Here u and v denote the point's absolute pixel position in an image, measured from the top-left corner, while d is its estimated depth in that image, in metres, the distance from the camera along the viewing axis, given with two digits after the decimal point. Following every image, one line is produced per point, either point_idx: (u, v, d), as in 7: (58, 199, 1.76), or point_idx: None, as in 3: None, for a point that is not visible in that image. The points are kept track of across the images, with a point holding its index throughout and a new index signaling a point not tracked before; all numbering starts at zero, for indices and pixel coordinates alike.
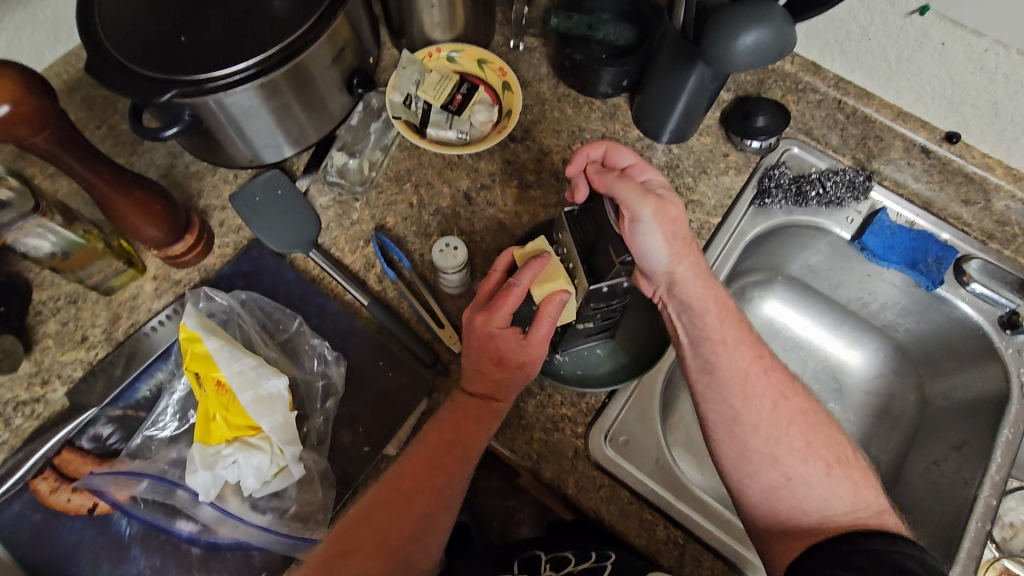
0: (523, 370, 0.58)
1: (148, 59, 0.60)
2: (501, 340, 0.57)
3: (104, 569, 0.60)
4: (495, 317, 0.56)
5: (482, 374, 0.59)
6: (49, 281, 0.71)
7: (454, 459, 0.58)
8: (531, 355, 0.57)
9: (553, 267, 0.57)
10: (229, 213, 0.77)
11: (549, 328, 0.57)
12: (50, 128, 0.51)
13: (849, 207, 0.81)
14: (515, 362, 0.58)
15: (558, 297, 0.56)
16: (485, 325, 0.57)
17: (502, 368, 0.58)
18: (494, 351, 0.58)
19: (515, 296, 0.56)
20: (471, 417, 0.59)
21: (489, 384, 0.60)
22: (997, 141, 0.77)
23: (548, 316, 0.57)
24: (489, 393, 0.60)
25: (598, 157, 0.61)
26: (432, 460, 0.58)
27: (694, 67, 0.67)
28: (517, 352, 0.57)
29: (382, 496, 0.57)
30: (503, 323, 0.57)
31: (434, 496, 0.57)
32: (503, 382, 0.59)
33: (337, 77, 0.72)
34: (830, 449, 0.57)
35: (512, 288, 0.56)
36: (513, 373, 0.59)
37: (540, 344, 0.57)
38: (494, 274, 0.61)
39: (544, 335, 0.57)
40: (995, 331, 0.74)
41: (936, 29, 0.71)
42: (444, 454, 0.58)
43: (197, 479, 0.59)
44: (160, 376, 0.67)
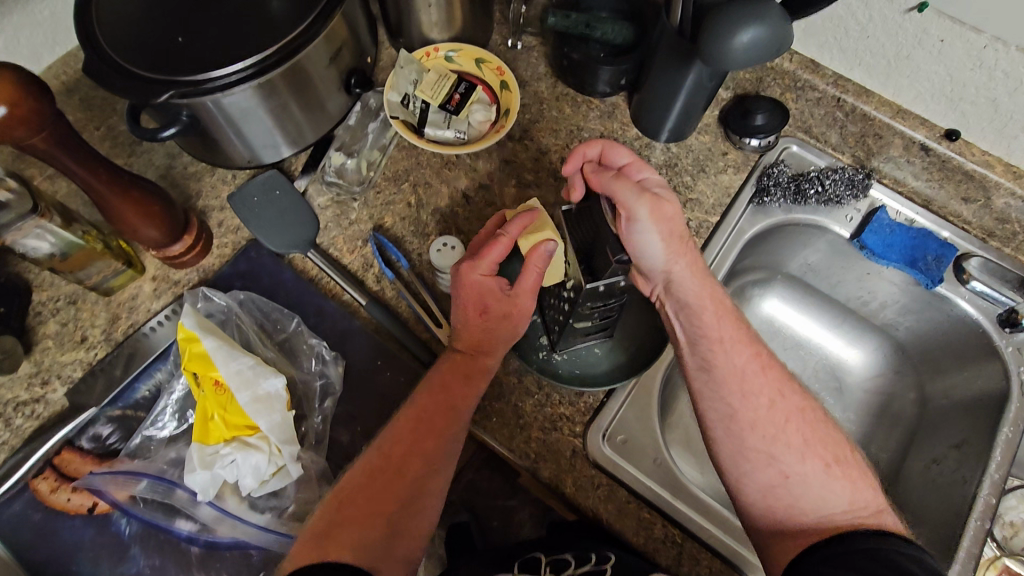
0: (508, 321, 0.60)
1: (146, 59, 0.60)
2: (486, 288, 0.59)
3: (104, 568, 0.61)
4: (478, 265, 0.59)
5: (468, 327, 0.61)
6: (48, 282, 0.72)
7: (443, 423, 0.59)
8: (518, 305, 0.59)
9: (542, 220, 0.59)
10: (228, 213, 0.77)
11: (536, 278, 0.58)
12: (48, 128, 0.51)
13: (849, 205, 0.80)
14: (502, 312, 0.60)
15: (543, 246, 0.56)
16: (470, 274, 0.59)
17: (487, 317, 0.60)
18: (479, 300, 0.60)
19: (499, 245, 0.58)
20: (461, 374, 0.60)
21: (477, 337, 0.61)
22: (997, 138, 0.77)
23: (534, 268, 0.57)
24: (479, 348, 0.61)
25: (594, 155, 0.61)
26: (420, 432, 0.58)
27: (691, 65, 0.67)
28: (504, 301, 0.59)
29: (370, 472, 0.56)
30: (487, 271, 0.59)
31: (425, 462, 0.58)
32: (492, 335, 0.60)
33: (335, 77, 0.72)
34: (828, 448, 0.57)
35: (500, 239, 0.58)
36: (500, 324, 0.60)
37: (526, 294, 0.59)
38: (487, 231, 0.64)
39: (531, 285, 0.59)
40: (995, 329, 0.74)
41: (935, 26, 0.70)
42: (432, 419, 0.58)
43: (195, 478, 0.59)
44: (159, 376, 0.67)
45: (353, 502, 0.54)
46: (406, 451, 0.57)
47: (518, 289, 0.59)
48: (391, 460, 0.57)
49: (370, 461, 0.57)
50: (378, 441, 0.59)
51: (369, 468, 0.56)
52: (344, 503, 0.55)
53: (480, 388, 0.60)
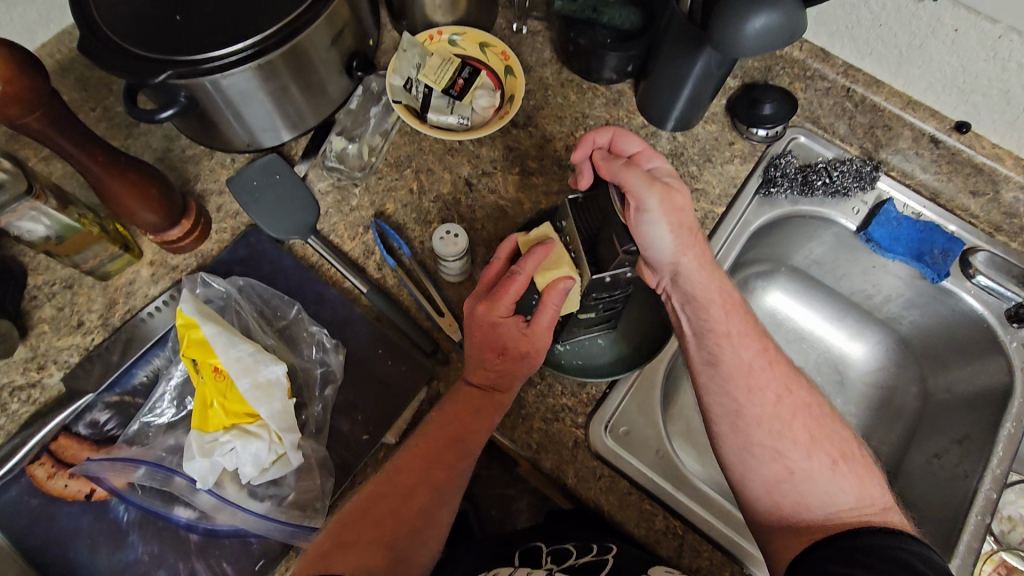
0: (526, 359, 0.59)
1: (142, 38, 0.58)
2: (503, 329, 0.57)
3: (102, 555, 0.60)
4: (497, 305, 0.56)
5: (483, 365, 0.59)
6: (44, 266, 0.71)
7: (450, 454, 0.58)
8: (535, 344, 0.58)
9: (556, 255, 0.56)
10: (227, 197, 0.76)
11: (553, 315, 0.57)
12: (42, 107, 0.50)
13: (856, 198, 0.79)
14: (519, 351, 0.58)
15: (561, 285, 0.54)
16: (486, 315, 0.57)
17: (504, 359, 0.58)
18: (497, 341, 0.58)
19: (517, 284, 0.55)
20: (473, 409, 0.59)
21: (492, 375, 0.60)
22: (1008, 131, 0.76)
23: (551, 306, 0.56)
24: (494, 385, 0.60)
25: (604, 143, 0.60)
26: (426, 454, 0.58)
27: (701, 52, 0.66)
28: (520, 338, 0.57)
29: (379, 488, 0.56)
30: (505, 312, 0.56)
31: (432, 492, 0.57)
32: (507, 373, 0.59)
33: (336, 59, 0.71)
34: (835, 444, 0.56)
35: (515, 277, 0.55)
36: (515, 363, 0.59)
37: (542, 332, 0.57)
38: (498, 261, 0.61)
39: (547, 322, 0.57)
40: (1000, 324, 0.74)
41: (949, 15, 0.69)
42: (440, 451, 0.58)
43: (194, 466, 0.58)
44: (156, 363, 0.66)
45: (359, 524, 0.54)
46: (415, 478, 0.57)
47: (534, 327, 0.57)
48: (400, 485, 0.57)
49: (377, 486, 0.57)
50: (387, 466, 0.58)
51: (378, 491, 0.56)
52: (351, 521, 0.54)
53: (492, 426, 0.60)
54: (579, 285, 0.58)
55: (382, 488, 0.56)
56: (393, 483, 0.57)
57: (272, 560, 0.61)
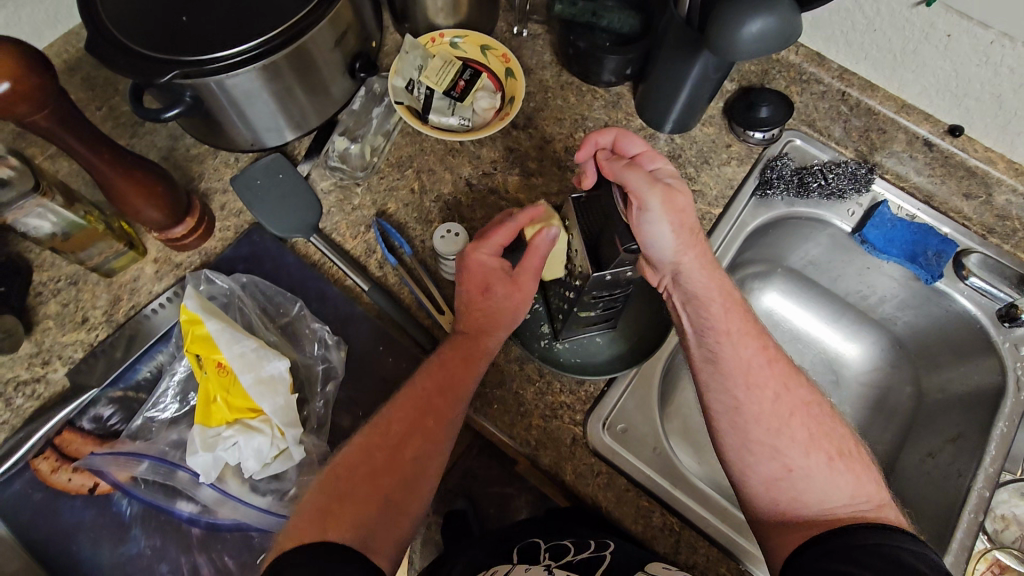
0: (511, 303, 0.61)
1: (148, 39, 0.59)
2: (490, 271, 0.60)
3: (105, 548, 0.61)
4: (484, 247, 0.60)
5: (470, 306, 0.61)
6: (49, 262, 0.71)
7: (443, 402, 0.59)
8: (520, 287, 0.60)
9: (547, 215, 0.60)
10: (230, 196, 0.77)
11: (539, 262, 0.60)
12: (50, 106, 0.51)
13: (851, 200, 0.80)
14: (504, 294, 0.60)
15: (547, 230, 0.57)
16: (474, 255, 0.60)
17: (489, 298, 0.60)
18: (482, 281, 0.61)
19: (504, 229, 0.60)
20: (462, 353, 0.60)
21: (478, 317, 0.61)
22: (1000, 134, 0.77)
23: (536, 252, 0.59)
24: (481, 328, 0.61)
25: (607, 144, 0.61)
26: (421, 401, 0.58)
27: (698, 55, 0.67)
28: (507, 281, 0.60)
29: (372, 442, 0.57)
30: (492, 253, 0.60)
31: (422, 440, 0.58)
32: (493, 316, 0.61)
33: (339, 61, 0.72)
34: (832, 441, 0.57)
35: (504, 225, 0.60)
36: (501, 303, 0.60)
37: (528, 276, 0.60)
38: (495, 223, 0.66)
39: (534, 268, 0.60)
40: (993, 325, 0.75)
41: (942, 20, 0.70)
42: (430, 399, 0.58)
43: (197, 460, 0.59)
44: (160, 359, 0.67)
45: (355, 477, 0.55)
46: (405, 427, 0.58)
47: (521, 271, 0.60)
48: (391, 437, 0.57)
49: (369, 438, 0.57)
50: (378, 418, 0.59)
51: (367, 445, 0.57)
52: (346, 475, 0.55)
53: (481, 369, 0.60)
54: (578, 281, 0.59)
55: (373, 442, 0.57)
56: (384, 434, 0.57)
57: (273, 553, 0.61)
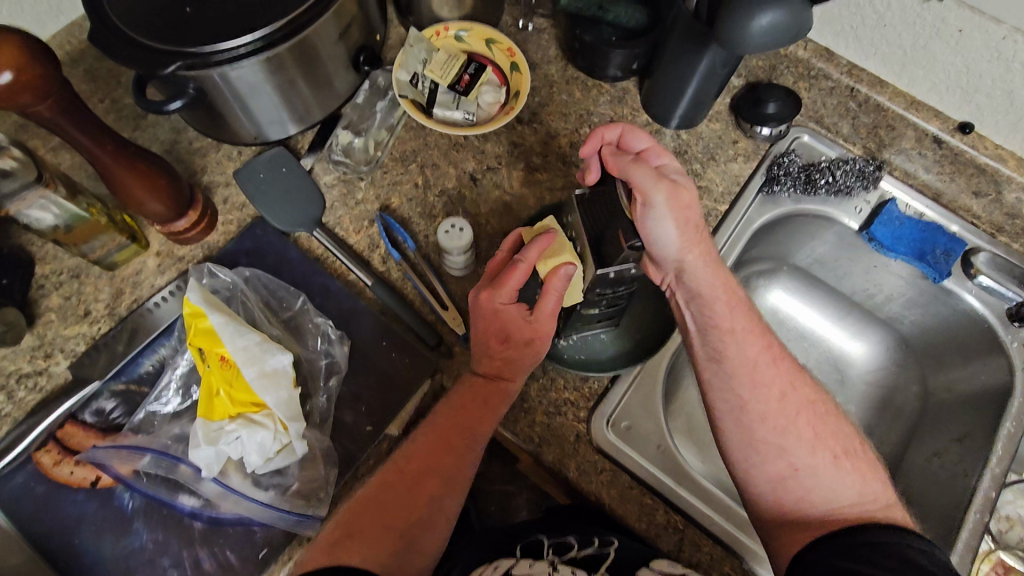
0: (531, 347, 0.59)
1: (151, 31, 0.59)
2: (507, 315, 0.58)
3: (107, 542, 0.60)
4: (499, 293, 0.57)
5: (489, 354, 0.60)
6: (51, 255, 0.71)
7: (460, 446, 0.59)
8: (539, 330, 0.59)
9: (559, 243, 0.57)
10: (233, 190, 0.76)
11: (556, 300, 0.58)
12: (53, 96, 0.50)
13: (858, 197, 0.80)
14: (523, 338, 0.59)
15: (563, 269, 0.55)
16: (489, 303, 0.58)
17: (509, 346, 0.59)
18: (499, 328, 0.59)
19: (518, 273, 0.57)
20: (480, 399, 0.60)
21: (498, 364, 0.60)
22: (1011, 132, 0.76)
23: (554, 290, 0.57)
24: (500, 374, 0.61)
25: (613, 139, 0.60)
26: (441, 439, 0.59)
27: (706, 50, 0.66)
28: (524, 326, 0.58)
29: (390, 480, 0.57)
30: (507, 300, 0.58)
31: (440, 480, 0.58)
32: (513, 361, 0.60)
33: (343, 54, 0.71)
34: (838, 441, 0.57)
35: (518, 265, 0.57)
36: (520, 350, 0.60)
37: (546, 319, 0.58)
38: (501, 253, 0.62)
39: (551, 309, 0.58)
40: (1001, 324, 0.74)
41: (953, 15, 0.70)
42: (445, 445, 0.59)
43: (200, 454, 0.58)
44: (162, 352, 0.67)
45: (370, 516, 0.55)
46: (423, 468, 0.58)
47: (538, 314, 0.58)
48: (409, 473, 0.57)
49: (388, 473, 0.58)
50: (395, 456, 0.59)
51: (385, 480, 0.57)
52: (360, 514, 0.55)
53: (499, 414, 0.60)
54: (581, 279, 0.58)
55: (389, 479, 0.57)
56: (401, 471, 0.58)
57: (275, 548, 0.61)
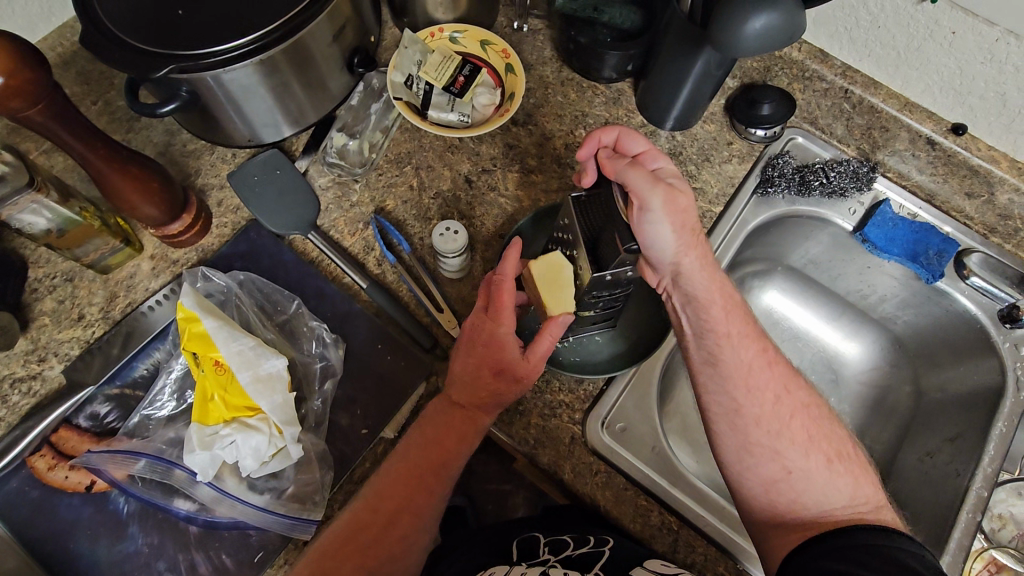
0: (519, 384, 0.59)
1: (143, 33, 0.59)
2: (505, 348, 0.58)
3: (102, 546, 0.60)
4: (501, 321, 0.58)
5: (477, 383, 0.59)
6: (45, 259, 0.71)
7: (444, 472, 0.59)
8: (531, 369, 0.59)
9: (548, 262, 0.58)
10: (227, 192, 0.76)
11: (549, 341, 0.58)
12: (44, 101, 0.50)
13: (852, 198, 0.80)
14: (514, 375, 0.59)
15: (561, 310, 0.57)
16: (491, 330, 0.58)
17: (500, 379, 0.59)
18: (495, 358, 0.58)
19: (507, 299, 0.58)
20: (458, 430, 0.60)
21: (481, 395, 0.60)
22: (1004, 133, 0.77)
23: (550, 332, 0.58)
24: (479, 406, 0.60)
25: (610, 142, 0.60)
26: (417, 472, 0.59)
27: (701, 52, 0.66)
28: (521, 363, 0.59)
29: (364, 517, 0.57)
30: (508, 329, 0.58)
31: (424, 506, 0.59)
32: (497, 395, 0.60)
33: (338, 56, 0.71)
34: (831, 443, 0.57)
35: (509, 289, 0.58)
36: (507, 386, 0.59)
37: (539, 360, 0.59)
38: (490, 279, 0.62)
39: (543, 353, 0.59)
40: (993, 325, 0.75)
41: (947, 17, 0.70)
42: (422, 474, 0.59)
43: (194, 459, 0.58)
44: (157, 356, 0.67)
45: (344, 552, 0.56)
46: (397, 503, 0.58)
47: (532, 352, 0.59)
48: (383, 510, 0.57)
49: (371, 500, 0.58)
50: (368, 490, 0.59)
51: (359, 517, 0.57)
52: (332, 551, 0.55)
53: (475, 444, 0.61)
54: (577, 285, 0.58)
55: (364, 515, 0.57)
56: (375, 508, 0.57)
57: (271, 552, 0.61)
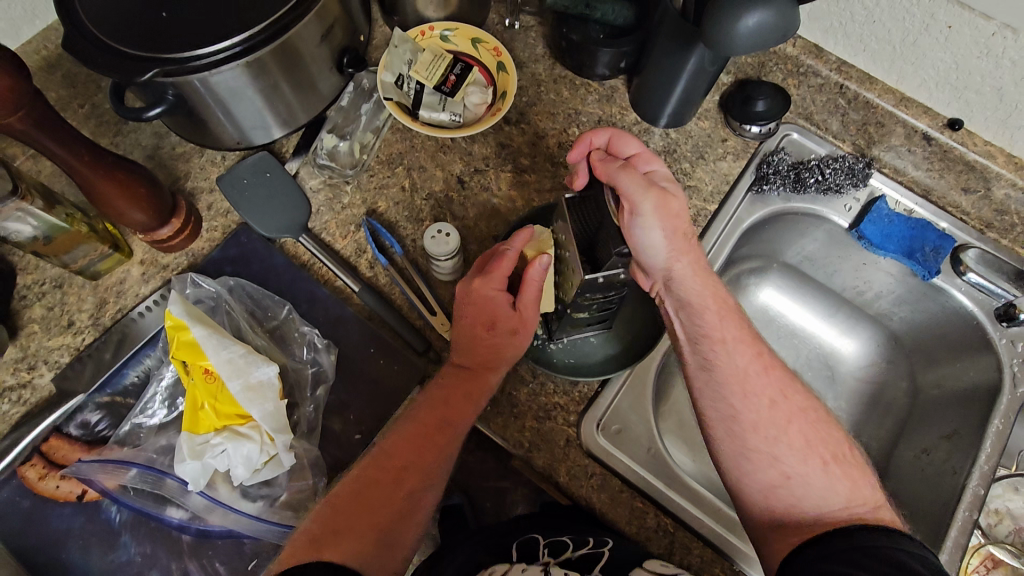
0: (516, 337, 0.60)
1: (127, 36, 0.58)
2: (497, 303, 0.58)
3: (95, 556, 0.60)
4: (492, 280, 0.58)
5: (476, 342, 0.59)
6: (34, 265, 0.70)
7: (441, 439, 0.58)
8: (524, 320, 0.59)
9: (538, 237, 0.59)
10: (217, 195, 0.75)
11: (536, 292, 0.58)
12: (25, 108, 0.49)
13: (848, 194, 0.79)
14: (510, 328, 0.59)
15: (540, 258, 0.56)
16: (481, 289, 0.58)
17: (495, 333, 0.59)
18: (488, 316, 0.59)
19: (506, 257, 0.58)
20: (462, 391, 0.60)
21: (483, 354, 0.60)
22: (1000, 128, 0.76)
23: (532, 284, 0.57)
24: (483, 365, 0.61)
25: (601, 144, 0.60)
26: (422, 433, 0.58)
27: (693, 49, 0.65)
28: (512, 316, 0.59)
29: (371, 478, 0.56)
30: (499, 287, 0.58)
31: (419, 478, 0.57)
32: (497, 352, 0.60)
33: (327, 56, 0.70)
34: (829, 447, 0.57)
35: (504, 251, 0.58)
36: (506, 339, 0.59)
37: (530, 309, 0.59)
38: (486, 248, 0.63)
39: (532, 300, 0.59)
40: (989, 321, 0.74)
41: (943, 11, 0.69)
42: (430, 432, 0.58)
43: (186, 468, 0.58)
44: (148, 363, 0.66)
45: (349, 510, 0.54)
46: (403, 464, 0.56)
47: (522, 305, 0.59)
48: (391, 472, 0.56)
49: (366, 471, 0.56)
50: (376, 452, 0.58)
51: (366, 477, 0.56)
52: (339, 510, 0.54)
53: (479, 406, 0.60)
54: (569, 285, 0.58)
55: (372, 476, 0.56)
56: (382, 468, 0.56)
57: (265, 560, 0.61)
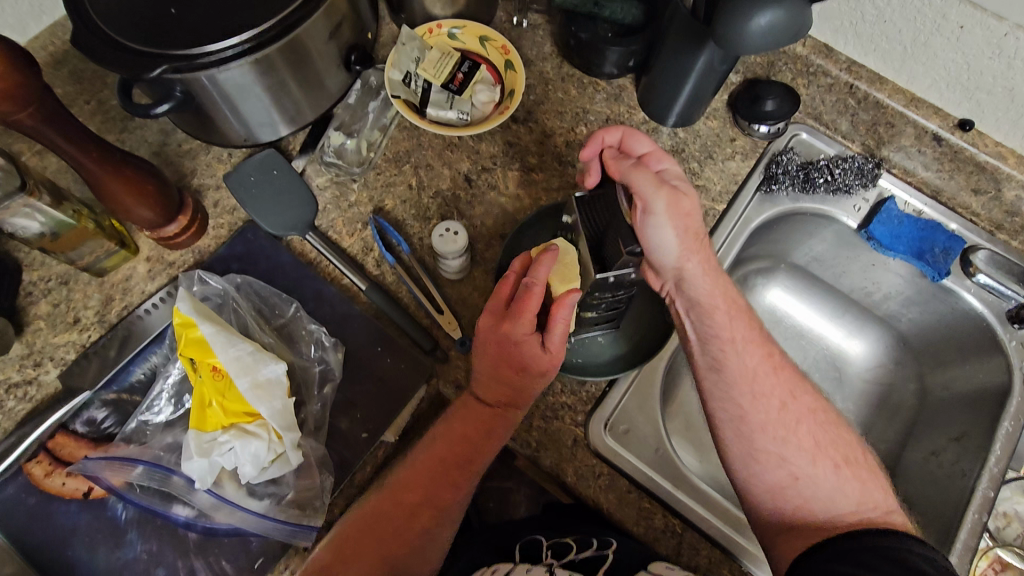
0: (545, 377, 0.57)
1: (135, 32, 0.57)
2: (526, 347, 0.55)
3: (101, 554, 0.60)
4: (519, 324, 0.55)
5: (500, 381, 0.58)
6: (39, 261, 0.70)
7: (459, 474, 0.58)
8: (554, 361, 0.56)
9: (564, 264, 0.56)
10: (224, 193, 0.75)
11: (564, 332, 0.56)
12: (34, 104, 0.49)
13: (857, 194, 0.79)
14: (539, 370, 0.57)
15: (570, 299, 0.54)
16: (509, 332, 0.55)
17: (524, 375, 0.57)
18: (517, 358, 0.56)
19: (533, 296, 0.54)
20: (483, 425, 0.58)
21: (509, 393, 0.58)
22: (1011, 129, 0.76)
23: (561, 323, 0.55)
24: (508, 402, 0.59)
25: (613, 142, 0.59)
26: (439, 466, 0.58)
27: (703, 48, 0.65)
28: (541, 358, 0.56)
29: (384, 509, 0.56)
30: (527, 330, 0.55)
31: (432, 512, 0.58)
32: (524, 391, 0.58)
33: (335, 53, 0.70)
34: (839, 449, 0.56)
35: (531, 290, 0.54)
36: (533, 379, 0.57)
37: (559, 349, 0.56)
38: (511, 275, 0.58)
39: (562, 339, 0.56)
40: (1000, 323, 0.74)
41: (955, 12, 0.69)
42: (448, 466, 0.58)
43: (192, 466, 0.57)
44: (154, 360, 0.66)
45: (361, 541, 0.55)
46: (418, 497, 0.57)
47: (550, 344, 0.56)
48: (404, 504, 0.57)
49: (381, 503, 0.57)
50: (393, 480, 0.58)
51: (379, 509, 0.56)
52: (349, 539, 0.55)
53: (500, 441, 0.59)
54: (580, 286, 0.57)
55: (385, 507, 0.57)
56: (397, 501, 0.57)
57: (271, 559, 0.60)
